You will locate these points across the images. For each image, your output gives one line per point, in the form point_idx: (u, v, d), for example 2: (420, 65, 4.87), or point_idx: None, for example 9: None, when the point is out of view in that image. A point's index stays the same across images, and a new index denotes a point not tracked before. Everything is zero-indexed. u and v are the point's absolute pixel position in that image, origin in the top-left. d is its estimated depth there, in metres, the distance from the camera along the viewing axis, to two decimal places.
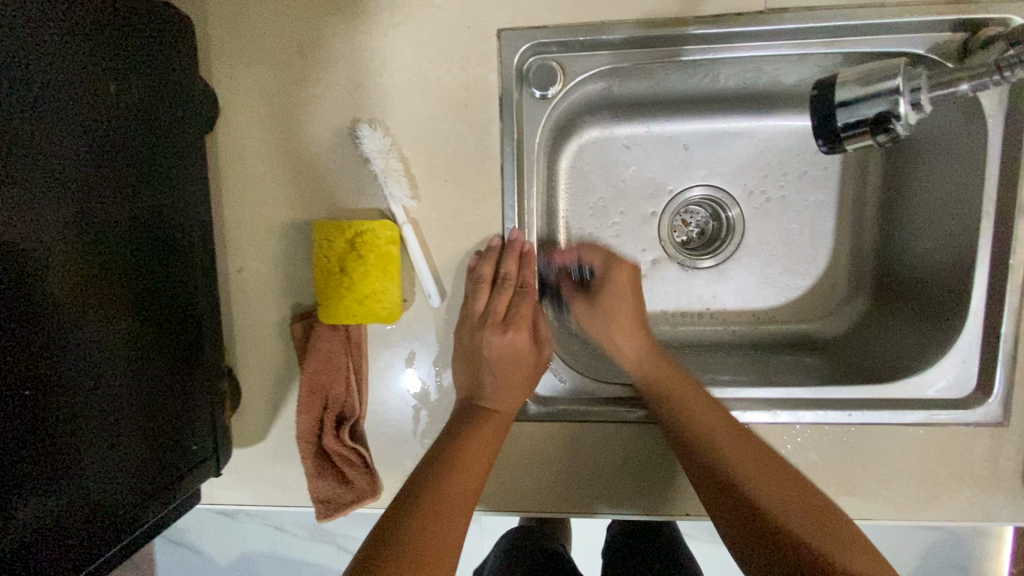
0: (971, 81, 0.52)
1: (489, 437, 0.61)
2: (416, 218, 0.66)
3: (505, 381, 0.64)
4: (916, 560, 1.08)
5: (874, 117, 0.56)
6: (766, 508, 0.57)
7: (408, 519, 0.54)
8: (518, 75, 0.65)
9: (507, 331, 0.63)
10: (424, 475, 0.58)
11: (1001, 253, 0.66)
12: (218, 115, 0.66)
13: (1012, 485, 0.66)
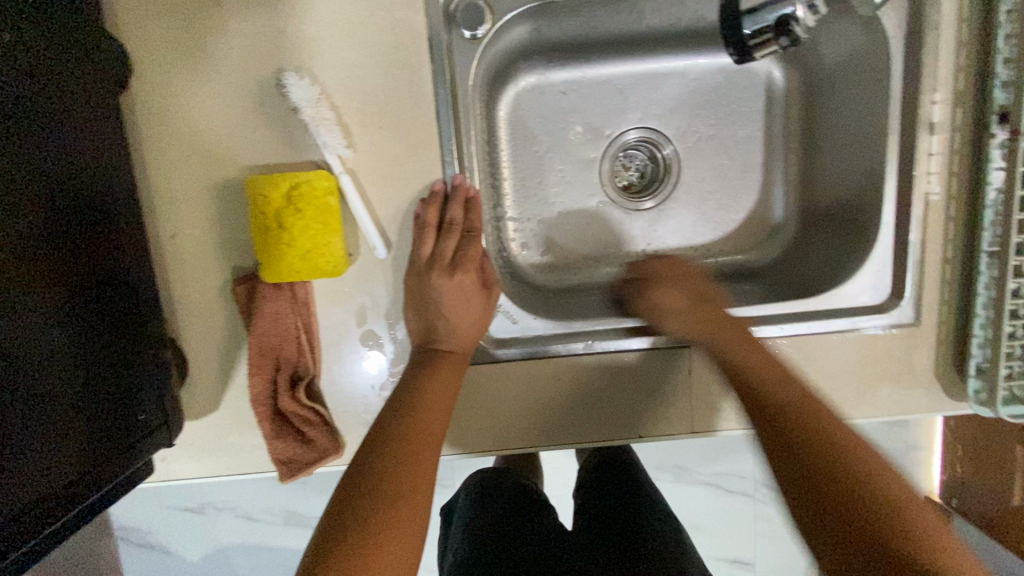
0: None
1: (448, 378, 0.62)
2: (354, 169, 0.64)
3: (458, 323, 0.65)
4: None
5: (776, 20, 0.58)
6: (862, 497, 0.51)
7: (372, 462, 0.55)
8: (446, 14, 0.63)
9: (456, 275, 0.65)
10: (384, 422, 0.58)
11: (906, 165, 0.67)
12: (130, 70, 0.62)
13: (927, 380, 0.70)
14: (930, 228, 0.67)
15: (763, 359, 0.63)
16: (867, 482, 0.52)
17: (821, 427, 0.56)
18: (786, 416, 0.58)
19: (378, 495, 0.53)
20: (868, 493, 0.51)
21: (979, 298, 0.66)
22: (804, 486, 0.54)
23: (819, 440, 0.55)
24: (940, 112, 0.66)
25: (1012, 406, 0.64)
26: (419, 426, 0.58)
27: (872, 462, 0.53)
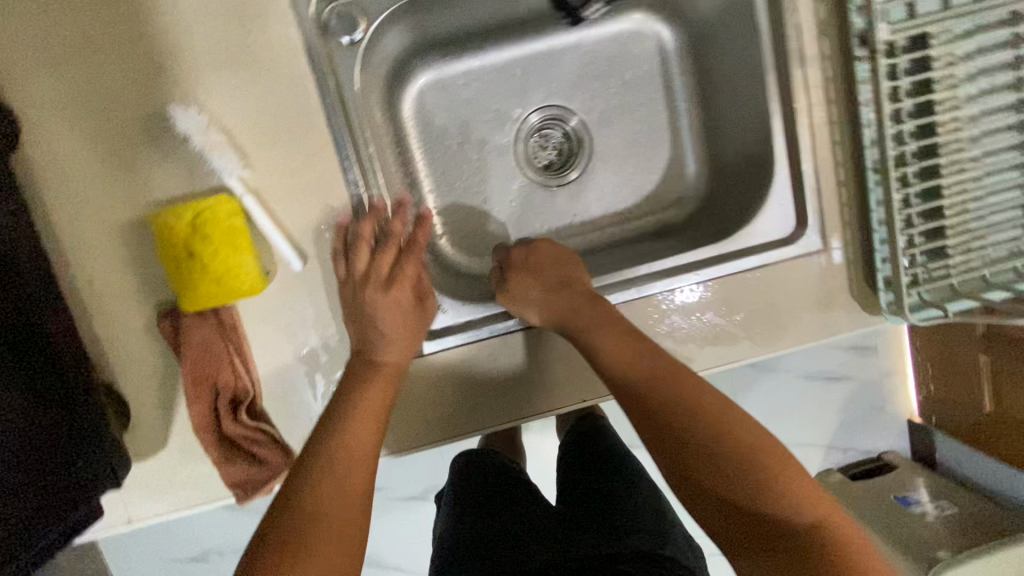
0: None
1: (376, 393, 0.62)
2: (257, 188, 0.65)
3: (396, 343, 0.65)
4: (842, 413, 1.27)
5: None
6: (733, 471, 0.57)
7: (299, 485, 0.56)
8: (318, 25, 0.64)
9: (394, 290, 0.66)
10: (312, 446, 0.59)
11: (787, 99, 0.70)
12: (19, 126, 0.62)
13: (843, 300, 0.73)
14: (819, 156, 0.70)
15: (631, 365, 0.63)
16: (743, 466, 0.57)
17: (717, 414, 0.59)
18: (659, 411, 0.60)
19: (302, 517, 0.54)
20: (741, 479, 0.56)
21: (874, 216, 0.69)
22: (679, 478, 0.59)
23: (686, 430, 0.58)
24: (810, 45, 0.68)
25: (919, 311, 0.70)
26: (347, 443, 0.59)
27: (739, 435, 0.58)
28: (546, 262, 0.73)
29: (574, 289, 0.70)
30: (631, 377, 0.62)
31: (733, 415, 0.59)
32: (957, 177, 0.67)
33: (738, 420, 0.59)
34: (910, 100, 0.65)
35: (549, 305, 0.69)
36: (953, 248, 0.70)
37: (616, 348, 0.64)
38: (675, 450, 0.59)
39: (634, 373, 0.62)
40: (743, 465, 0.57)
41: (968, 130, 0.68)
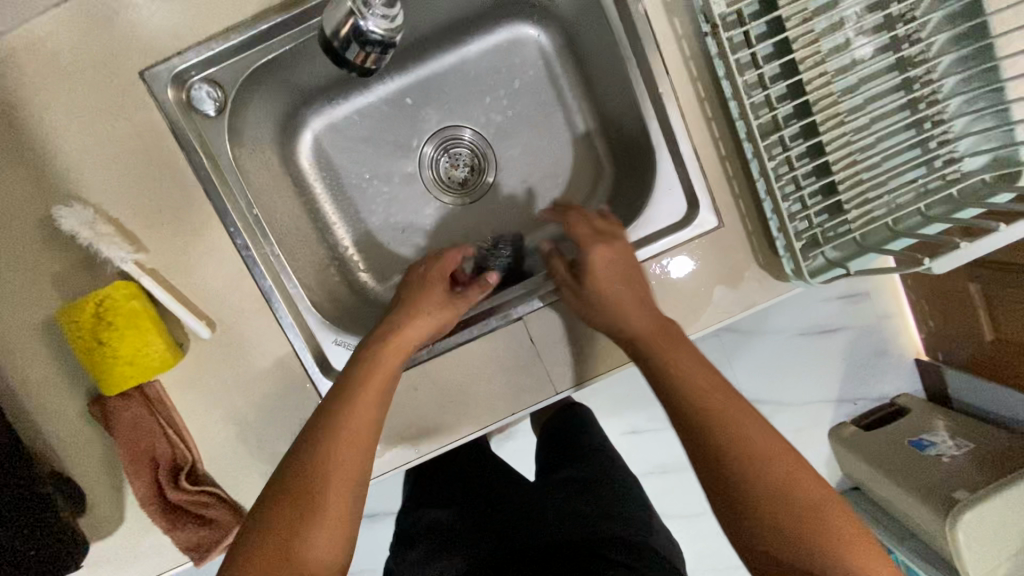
0: None
1: (384, 362, 0.64)
2: (154, 268, 0.68)
3: (415, 320, 0.67)
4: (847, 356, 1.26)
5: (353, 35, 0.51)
6: (780, 523, 0.56)
7: (314, 460, 0.58)
8: (180, 105, 0.67)
9: (448, 300, 0.69)
10: (336, 416, 0.61)
11: (651, 86, 0.70)
12: None
13: (749, 272, 0.73)
14: (694, 135, 0.70)
15: (687, 382, 0.61)
16: (783, 497, 0.56)
17: (760, 444, 0.58)
18: (724, 450, 0.58)
19: (333, 496, 0.57)
20: (779, 510, 0.56)
21: (760, 185, 0.69)
22: (723, 513, 0.58)
23: (740, 457, 0.57)
24: (660, 30, 0.69)
25: (822, 273, 0.69)
26: (351, 425, 0.60)
27: (782, 468, 0.57)
28: (619, 245, 0.69)
29: (617, 279, 0.67)
30: (680, 393, 0.61)
31: (776, 447, 0.58)
32: (836, 131, 0.66)
33: (779, 452, 0.58)
34: (768, 64, 0.65)
35: (619, 289, 0.66)
36: (850, 202, 0.69)
37: (698, 364, 0.62)
38: (718, 475, 0.58)
39: (685, 389, 0.61)
40: (776, 497, 0.56)
41: (840, 81, 0.66)
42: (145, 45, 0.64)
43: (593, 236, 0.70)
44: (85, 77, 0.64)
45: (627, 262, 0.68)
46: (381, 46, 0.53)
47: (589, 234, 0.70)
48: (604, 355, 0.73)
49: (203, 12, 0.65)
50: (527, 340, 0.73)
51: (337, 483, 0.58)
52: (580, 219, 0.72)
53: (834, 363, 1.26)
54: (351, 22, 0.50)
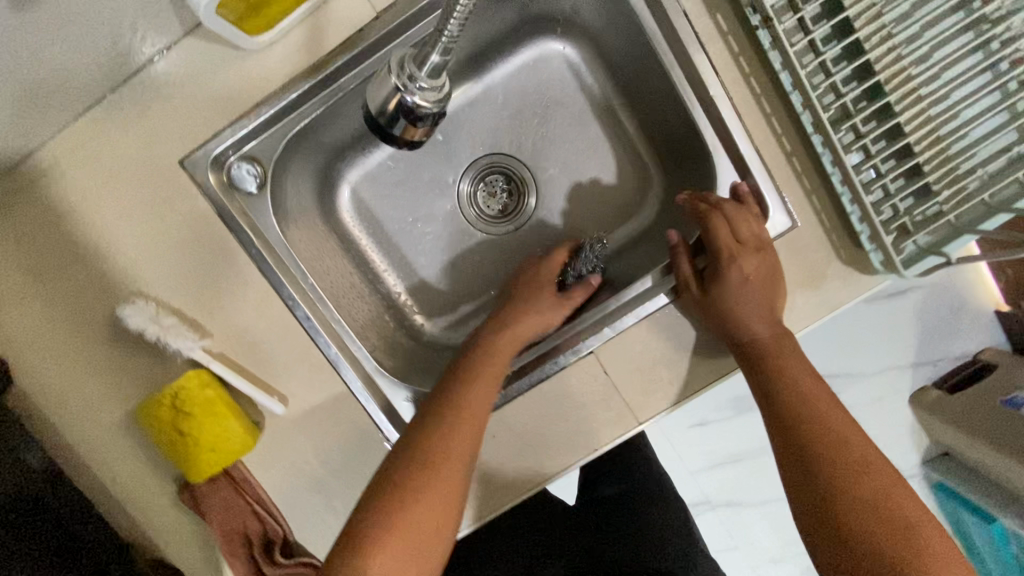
0: (437, 51, 0.42)
1: (501, 354, 0.70)
2: (220, 351, 0.68)
3: (526, 317, 0.74)
4: (914, 321, 1.37)
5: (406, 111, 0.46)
6: (856, 529, 0.56)
7: (428, 441, 0.60)
8: (222, 186, 0.66)
9: (558, 299, 0.76)
10: (461, 391, 0.65)
11: (699, 88, 0.65)
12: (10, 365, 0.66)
13: (833, 270, 0.67)
14: (754, 134, 0.65)
15: (795, 392, 0.63)
16: (885, 512, 0.56)
17: (866, 460, 0.59)
18: (820, 446, 0.60)
19: (434, 481, 0.58)
20: (881, 523, 0.56)
21: (835, 178, 0.63)
22: (799, 508, 0.60)
23: (844, 470, 0.58)
24: (702, 29, 0.64)
25: (915, 263, 0.64)
26: (471, 404, 0.64)
27: (884, 486, 0.58)
28: (752, 259, 0.66)
29: (764, 285, 0.66)
30: (789, 402, 0.63)
31: (880, 465, 0.59)
32: (915, 108, 0.60)
33: (884, 471, 0.59)
34: (832, 48, 0.59)
35: (750, 310, 0.65)
36: (938, 182, 0.63)
37: (807, 378, 0.65)
38: (817, 484, 0.59)
39: (791, 399, 0.63)
40: (876, 511, 0.56)
41: (912, 53, 0.60)
42: (182, 133, 0.64)
43: (742, 247, 0.66)
44: (131, 174, 0.64)
45: (773, 274, 0.66)
46: (434, 119, 0.48)
47: (732, 246, 0.66)
48: (686, 378, 0.69)
49: (232, 92, 0.64)
50: (602, 372, 0.70)
51: (443, 468, 0.59)
52: (725, 221, 0.66)
53: (900, 326, 1.39)
54: (399, 100, 0.45)
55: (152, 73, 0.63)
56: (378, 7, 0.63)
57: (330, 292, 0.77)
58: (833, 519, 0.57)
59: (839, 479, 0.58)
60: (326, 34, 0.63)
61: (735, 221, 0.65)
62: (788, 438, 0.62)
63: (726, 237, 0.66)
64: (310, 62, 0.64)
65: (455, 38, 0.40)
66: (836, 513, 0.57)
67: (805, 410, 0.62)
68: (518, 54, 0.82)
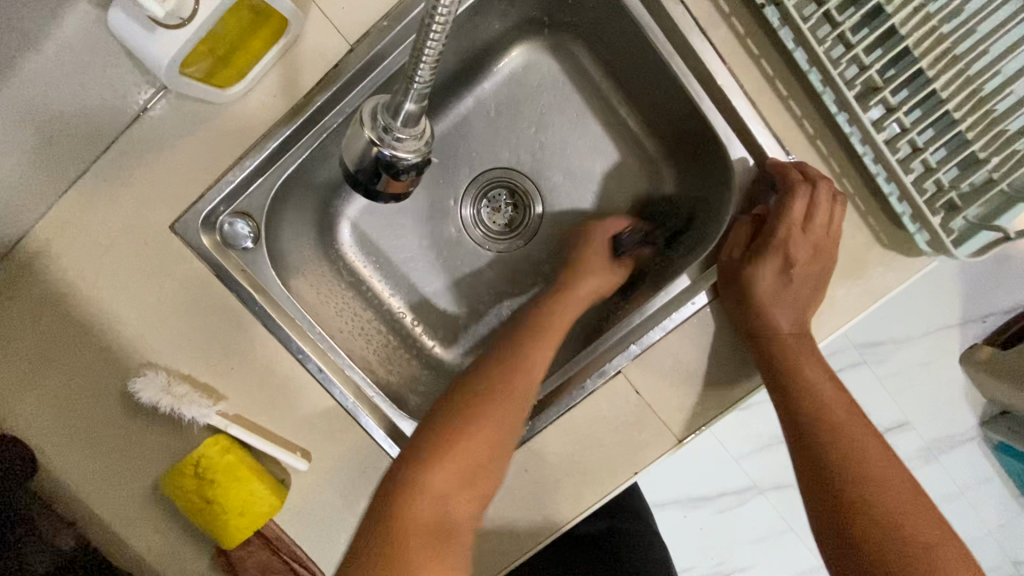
0: (408, 98, 0.40)
1: (547, 326, 0.67)
2: (236, 413, 0.65)
3: (586, 281, 0.70)
4: (963, 278, 1.35)
5: (382, 167, 0.44)
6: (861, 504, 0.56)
7: (510, 383, 0.62)
8: (216, 245, 0.64)
9: (613, 266, 0.72)
10: (502, 373, 0.62)
11: (705, 78, 0.60)
12: (31, 444, 0.61)
13: (874, 256, 0.61)
14: (771, 121, 0.60)
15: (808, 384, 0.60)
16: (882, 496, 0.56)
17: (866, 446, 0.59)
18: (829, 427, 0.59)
19: (488, 417, 0.59)
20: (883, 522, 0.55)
21: (867, 159, 0.58)
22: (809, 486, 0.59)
23: (860, 482, 0.56)
24: (701, 15, 0.59)
25: (967, 240, 0.58)
26: (481, 438, 0.58)
27: (900, 500, 0.56)
28: (805, 251, 0.59)
29: (804, 285, 0.60)
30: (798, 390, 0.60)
31: (896, 476, 0.57)
32: (952, 72, 0.54)
33: (899, 482, 0.57)
34: (850, 17, 0.53)
35: (780, 305, 0.60)
36: (986, 149, 0.56)
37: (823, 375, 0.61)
38: (832, 494, 0.57)
39: (803, 399, 0.60)
40: (893, 528, 0.54)
41: (941, 10, 0.54)
42: (169, 196, 0.62)
43: (804, 236, 0.59)
44: (125, 242, 0.62)
45: (819, 279, 0.60)
46: (416, 169, 0.46)
47: (795, 230, 0.59)
48: (722, 388, 0.65)
49: (215, 148, 0.61)
50: (633, 392, 0.66)
51: (491, 422, 0.59)
52: (808, 201, 0.58)
53: (953, 286, 1.35)
54: (375, 153, 0.43)
55: (129, 138, 0.61)
56: (353, 38, 0.60)
57: (341, 336, 0.74)
58: (850, 533, 0.55)
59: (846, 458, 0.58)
60: (302, 74, 0.60)
61: (817, 209, 0.57)
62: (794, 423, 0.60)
63: (794, 222, 0.58)
64: (289, 106, 0.61)
65: (427, 83, 0.38)
66: (849, 525, 0.55)
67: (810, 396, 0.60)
68: (507, 63, 0.77)
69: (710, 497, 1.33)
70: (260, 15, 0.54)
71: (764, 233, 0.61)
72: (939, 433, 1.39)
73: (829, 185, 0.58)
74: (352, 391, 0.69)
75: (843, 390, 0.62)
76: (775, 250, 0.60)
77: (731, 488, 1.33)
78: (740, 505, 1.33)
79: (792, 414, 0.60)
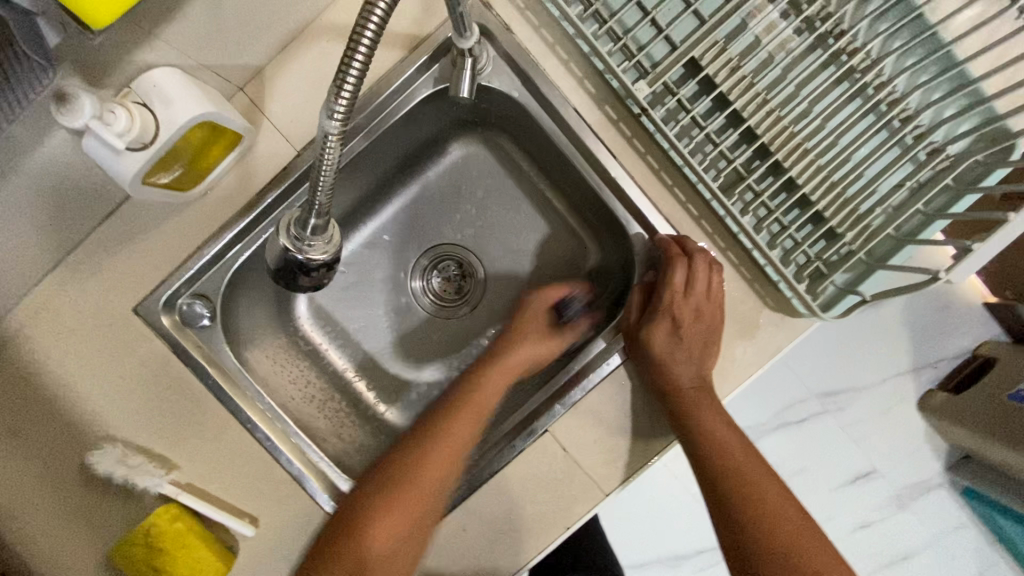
0: (311, 215, 0.49)
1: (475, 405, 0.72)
2: (188, 482, 0.69)
3: (492, 383, 0.74)
4: (902, 326, 1.43)
5: (297, 265, 0.53)
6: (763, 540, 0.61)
7: (416, 456, 0.68)
8: (176, 325, 0.71)
9: (549, 335, 0.77)
10: (370, 512, 0.65)
11: (603, 171, 0.70)
12: None
13: (763, 317, 0.69)
14: (661, 205, 0.69)
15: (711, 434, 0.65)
16: (781, 529, 0.62)
17: (763, 486, 0.64)
18: (732, 472, 0.65)
19: (414, 487, 0.66)
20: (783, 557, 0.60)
21: (743, 236, 0.67)
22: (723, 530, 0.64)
23: (759, 525, 0.62)
24: (594, 120, 0.69)
25: (835, 304, 0.67)
26: (377, 533, 0.64)
27: (800, 535, 0.62)
28: (689, 313, 0.67)
29: (695, 342, 0.67)
30: (703, 442, 0.65)
31: (791, 511, 0.63)
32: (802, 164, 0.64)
33: (795, 517, 0.63)
34: (711, 123, 0.64)
35: (678, 362, 0.67)
36: (842, 225, 0.66)
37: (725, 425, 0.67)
38: (740, 539, 0.62)
39: (710, 451, 0.65)
40: (790, 565, 0.60)
41: (789, 113, 0.65)
42: (135, 283, 0.69)
43: (686, 300, 0.66)
44: (90, 325, 0.69)
45: (706, 336, 0.67)
46: (325, 267, 0.55)
47: (678, 296, 0.66)
48: (641, 442, 0.70)
49: (177, 240, 0.69)
50: (560, 449, 0.71)
51: (392, 523, 0.64)
52: (687, 271, 0.66)
53: (893, 334, 1.42)
54: (291, 256, 0.53)
55: (100, 234, 0.69)
56: (298, 145, 0.70)
57: (294, 404, 0.79)
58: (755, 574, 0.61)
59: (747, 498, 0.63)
60: (255, 176, 0.70)
61: (696, 276, 0.65)
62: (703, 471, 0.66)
63: (676, 290, 0.66)
64: (244, 201, 0.70)
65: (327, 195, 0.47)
66: (754, 564, 0.61)
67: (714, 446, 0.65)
68: (446, 154, 0.87)
69: (679, 555, 1.34)
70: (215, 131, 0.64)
71: (657, 299, 0.69)
72: (900, 479, 1.42)
73: (706, 254, 0.67)
74: (299, 458, 0.73)
75: (742, 434, 0.68)
76: (663, 313, 0.68)
77: (697, 544, 1.34)
78: (711, 563, 1.34)
79: (700, 465, 0.66)
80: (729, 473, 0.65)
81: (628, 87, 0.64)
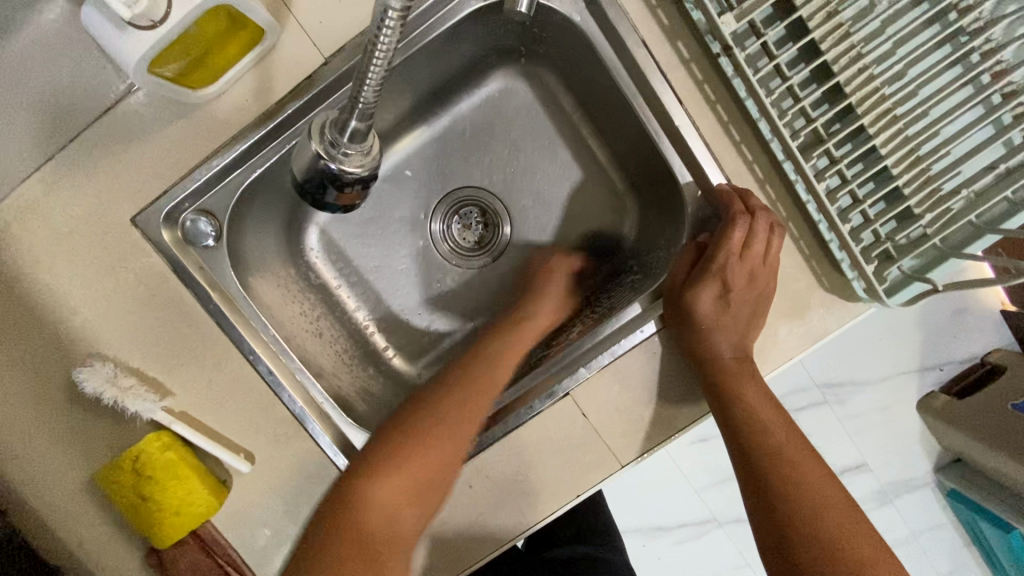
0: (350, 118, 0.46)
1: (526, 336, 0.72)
2: (182, 410, 0.64)
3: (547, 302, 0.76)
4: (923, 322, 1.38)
5: (330, 177, 0.50)
6: (796, 511, 0.58)
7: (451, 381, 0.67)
8: (177, 242, 0.65)
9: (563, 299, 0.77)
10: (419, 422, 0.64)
11: (664, 118, 0.63)
12: None
13: (815, 298, 0.64)
14: (722, 163, 0.63)
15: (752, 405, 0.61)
16: (816, 503, 0.58)
17: (800, 462, 0.61)
18: (768, 444, 0.62)
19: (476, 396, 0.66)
20: (816, 530, 0.57)
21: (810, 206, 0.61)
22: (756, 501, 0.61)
23: (795, 499, 0.58)
24: (662, 59, 0.62)
25: (899, 290, 0.61)
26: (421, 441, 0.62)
27: (835, 510, 0.58)
28: (742, 278, 0.62)
29: (742, 309, 0.63)
30: (741, 413, 0.61)
31: (828, 488, 0.60)
32: (891, 130, 0.57)
33: (832, 494, 0.59)
34: (797, 73, 0.57)
35: (721, 330, 0.62)
36: (921, 205, 0.60)
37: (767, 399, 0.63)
38: (771, 510, 0.59)
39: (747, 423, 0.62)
40: (821, 542, 0.57)
41: (883, 73, 0.57)
42: (135, 189, 0.62)
43: (741, 263, 0.61)
44: (83, 230, 0.62)
45: (756, 306, 0.63)
46: (360, 184, 0.52)
47: (732, 257, 0.61)
48: (666, 416, 0.66)
49: (185, 146, 0.62)
50: (580, 415, 0.66)
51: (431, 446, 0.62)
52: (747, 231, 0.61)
53: (913, 329, 1.38)
54: (322, 165, 0.49)
55: (97, 132, 0.61)
56: (326, 52, 0.62)
57: (299, 340, 0.74)
58: (788, 550, 0.58)
59: (783, 469, 0.60)
60: (276, 81, 0.62)
61: (755, 237, 0.61)
62: (739, 443, 0.62)
63: (733, 250, 0.61)
64: (262, 111, 0.62)
65: (376, 84, 0.41)
66: (784, 536, 0.58)
67: (753, 417, 0.62)
68: (484, 87, 0.80)
69: (670, 528, 1.33)
70: (237, 24, 0.56)
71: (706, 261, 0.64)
72: (895, 477, 1.41)
73: (771, 214, 0.62)
74: (302, 396, 0.68)
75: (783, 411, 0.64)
76: (713, 276, 0.62)
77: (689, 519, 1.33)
78: (698, 536, 1.34)
79: (735, 439, 0.62)
80: (766, 445, 0.61)
81: (711, 20, 0.55)
